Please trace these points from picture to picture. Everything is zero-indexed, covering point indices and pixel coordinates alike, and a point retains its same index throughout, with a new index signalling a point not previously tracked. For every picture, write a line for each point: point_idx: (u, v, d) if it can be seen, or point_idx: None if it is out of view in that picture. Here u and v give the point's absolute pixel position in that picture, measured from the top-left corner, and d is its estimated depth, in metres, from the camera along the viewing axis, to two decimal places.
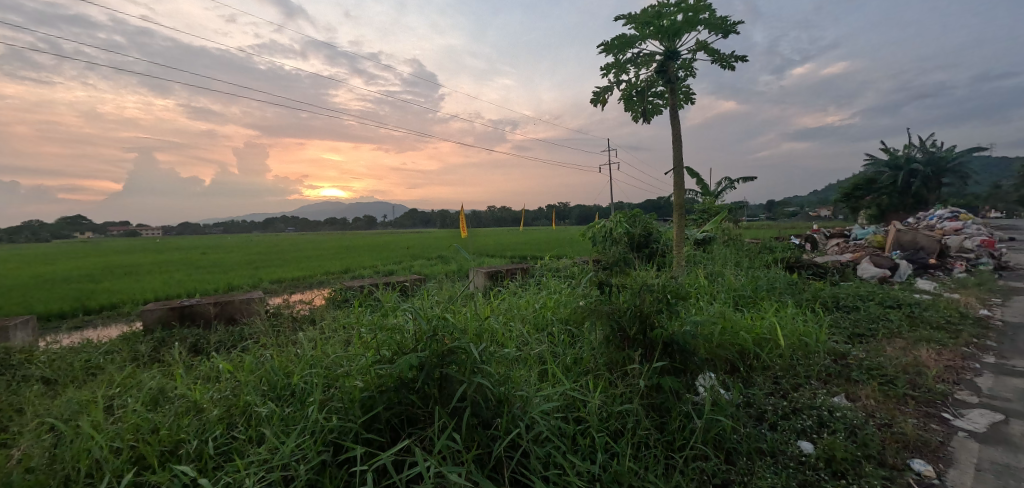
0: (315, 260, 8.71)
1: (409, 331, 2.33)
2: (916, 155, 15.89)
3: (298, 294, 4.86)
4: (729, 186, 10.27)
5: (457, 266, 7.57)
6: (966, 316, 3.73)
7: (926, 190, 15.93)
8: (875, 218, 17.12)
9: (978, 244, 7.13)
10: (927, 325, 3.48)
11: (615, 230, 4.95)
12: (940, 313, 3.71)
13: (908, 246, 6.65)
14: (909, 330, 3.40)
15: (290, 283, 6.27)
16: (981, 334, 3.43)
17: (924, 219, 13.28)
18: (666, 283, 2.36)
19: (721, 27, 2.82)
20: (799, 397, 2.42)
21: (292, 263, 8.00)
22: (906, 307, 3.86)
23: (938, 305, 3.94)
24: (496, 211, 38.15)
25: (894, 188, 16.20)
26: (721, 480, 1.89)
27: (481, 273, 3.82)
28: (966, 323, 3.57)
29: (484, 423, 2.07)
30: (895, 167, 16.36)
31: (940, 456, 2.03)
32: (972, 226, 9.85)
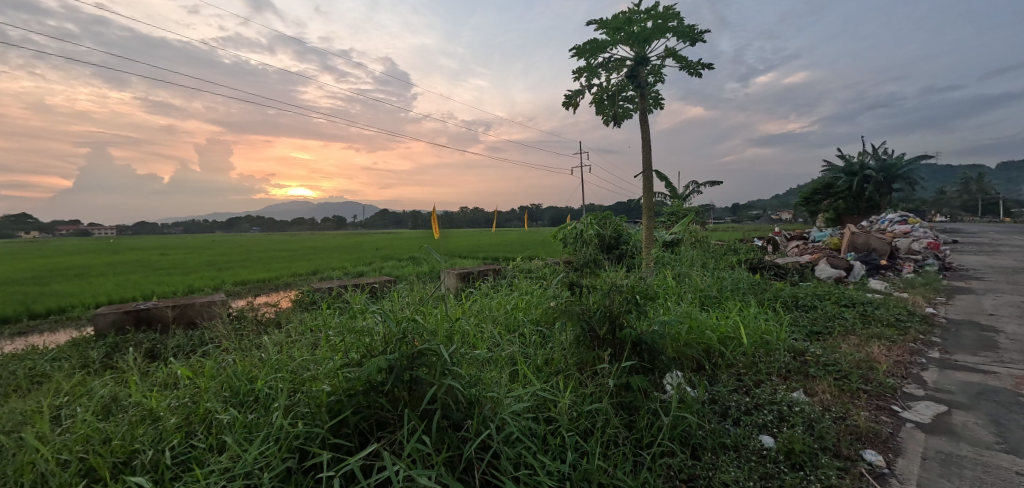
0: (282, 260, 8.47)
1: (378, 333, 2.28)
2: (870, 162, 16.76)
3: (263, 295, 4.69)
4: (696, 189, 10.58)
5: (429, 266, 7.50)
6: (914, 314, 3.96)
7: (879, 195, 16.85)
8: (833, 221, 17.99)
9: (924, 246, 7.60)
10: (878, 323, 3.68)
11: (587, 231, 5.01)
12: (890, 311, 3.92)
13: (861, 247, 7.02)
14: (862, 328, 3.58)
15: (255, 286, 6.06)
16: (927, 330, 3.64)
17: (877, 222, 14.04)
18: (634, 283, 2.41)
19: (689, 35, 2.90)
20: (760, 392, 2.51)
21: (257, 265, 7.72)
22: (860, 306, 4.06)
23: (888, 304, 4.17)
24: (471, 212, 38.11)
25: (849, 193, 17.07)
26: (687, 475, 1.93)
27: (453, 275, 3.79)
28: (914, 320, 3.79)
29: (455, 424, 2.05)
30: (850, 173, 17.18)
31: (890, 446, 2.14)
32: (918, 230, 10.49)
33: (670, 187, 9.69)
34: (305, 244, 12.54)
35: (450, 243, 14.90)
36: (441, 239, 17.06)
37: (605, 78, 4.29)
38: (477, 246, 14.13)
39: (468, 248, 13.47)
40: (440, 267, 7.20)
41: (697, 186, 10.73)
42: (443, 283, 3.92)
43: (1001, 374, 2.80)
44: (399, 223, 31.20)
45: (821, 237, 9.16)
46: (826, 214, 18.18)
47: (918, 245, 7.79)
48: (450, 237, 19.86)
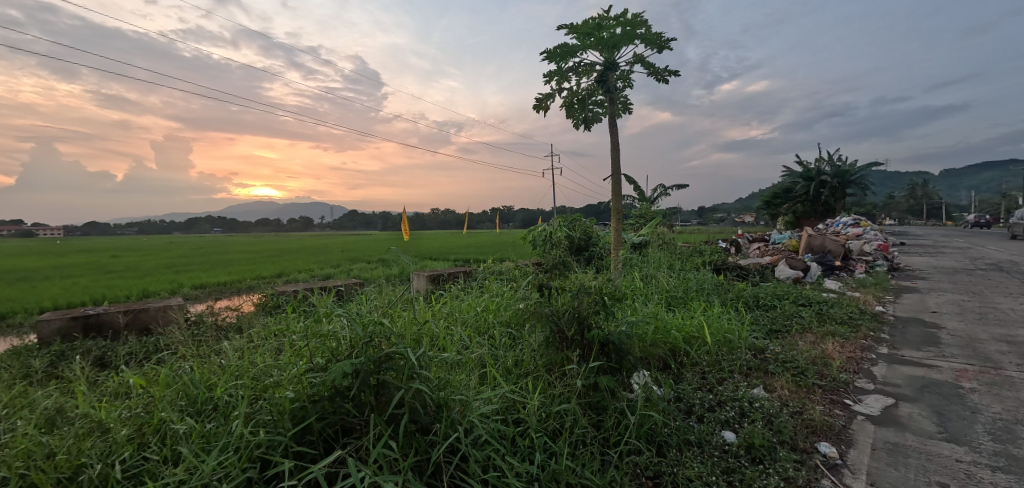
0: (246, 263, 8.20)
1: (344, 337, 2.22)
2: (826, 167, 17.59)
3: (223, 299, 4.51)
4: (663, 193, 10.90)
5: (398, 269, 7.40)
6: (865, 312, 4.18)
7: (834, 199, 17.75)
8: (792, 224, 18.84)
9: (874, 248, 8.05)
10: (832, 321, 3.86)
11: (558, 233, 5.04)
12: (844, 310, 4.13)
13: (817, 249, 7.38)
14: (818, 325, 3.75)
15: (216, 290, 5.83)
16: (877, 327, 3.85)
17: (831, 225, 14.79)
18: (603, 285, 2.44)
19: (656, 42, 2.97)
20: (723, 390, 2.58)
21: (218, 267, 7.41)
22: (816, 305, 4.26)
23: (842, 303, 4.39)
24: (446, 213, 37.90)
25: (807, 197, 17.91)
26: (653, 473, 1.97)
27: (423, 277, 3.74)
28: (865, 318, 4.00)
29: (423, 428, 2.02)
30: (808, 178, 18.01)
31: (842, 438, 2.25)
32: (867, 232, 11.11)
33: (639, 189, 9.89)
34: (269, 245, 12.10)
35: (422, 243, 15.58)
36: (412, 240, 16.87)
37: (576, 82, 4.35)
38: (447, 248, 14.01)
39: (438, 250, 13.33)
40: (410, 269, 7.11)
41: (665, 189, 11.00)
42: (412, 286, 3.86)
43: (943, 368, 2.99)
44: (370, 224, 30.55)
45: (780, 239, 9.58)
46: (786, 217, 19.02)
47: (869, 246, 8.24)
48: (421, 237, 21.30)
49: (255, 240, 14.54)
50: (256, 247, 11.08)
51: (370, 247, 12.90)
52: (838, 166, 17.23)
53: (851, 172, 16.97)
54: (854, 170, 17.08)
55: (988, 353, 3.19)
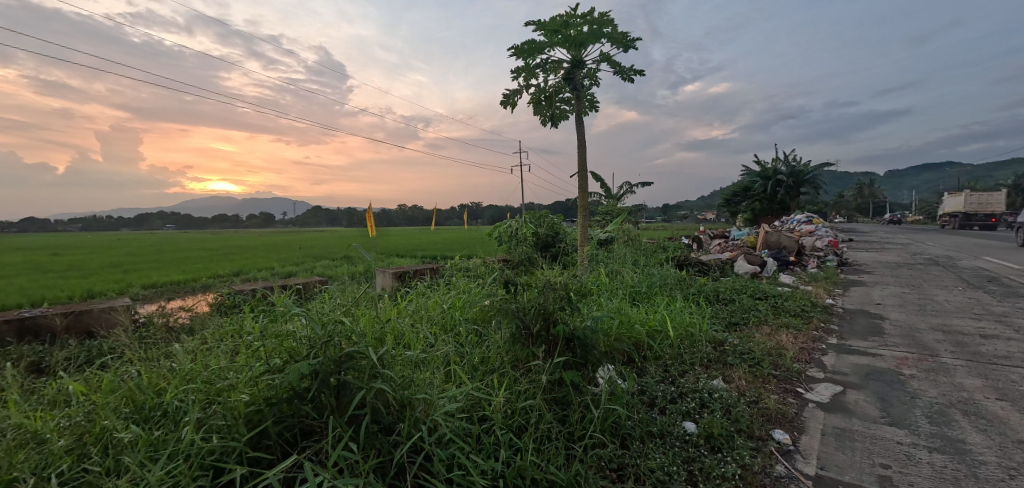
0: (202, 261, 7.83)
1: (302, 336, 2.14)
2: (781, 167, 18.47)
3: (174, 299, 4.28)
4: (628, 190, 11.15)
5: (363, 266, 7.26)
6: (816, 304, 4.41)
7: (789, 197, 18.66)
8: (751, 222, 19.71)
9: (825, 244, 8.51)
10: (787, 313, 4.05)
11: (527, 230, 5.06)
12: (797, 303, 4.34)
13: (773, 245, 7.73)
14: (773, 318, 3.92)
15: (168, 290, 5.56)
16: (827, 319, 4.07)
17: (786, 223, 15.57)
18: (568, 281, 2.46)
19: (621, 41, 3.02)
20: (684, 382, 2.65)
21: (171, 266, 7.03)
22: (771, 298, 4.45)
23: (795, 296, 4.61)
24: (417, 210, 37.43)
25: (764, 195, 18.76)
26: (616, 465, 1.99)
27: (388, 274, 3.67)
28: (816, 310, 4.22)
29: (386, 429, 1.97)
30: (765, 178, 18.84)
31: (795, 425, 2.35)
32: (817, 229, 11.75)
33: (606, 187, 10.07)
34: (226, 242, 11.58)
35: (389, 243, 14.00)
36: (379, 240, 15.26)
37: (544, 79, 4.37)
38: (413, 245, 13.83)
39: (404, 247, 13.13)
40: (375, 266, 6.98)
41: (630, 187, 11.27)
42: (376, 283, 3.78)
43: (885, 356, 3.18)
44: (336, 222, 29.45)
45: (739, 235, 10.00)
46: (744, 215, 19.89)
47: (820, 242, 8.70)
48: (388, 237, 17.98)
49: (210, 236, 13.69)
50: (212, 244, 10.59)
51: (335, 244, 12.57)
52: (793, 167, 18.11)
53: (804, 173, 17.88)
54: (807, 171, 18.01)
55: (925, 342, 3.43)
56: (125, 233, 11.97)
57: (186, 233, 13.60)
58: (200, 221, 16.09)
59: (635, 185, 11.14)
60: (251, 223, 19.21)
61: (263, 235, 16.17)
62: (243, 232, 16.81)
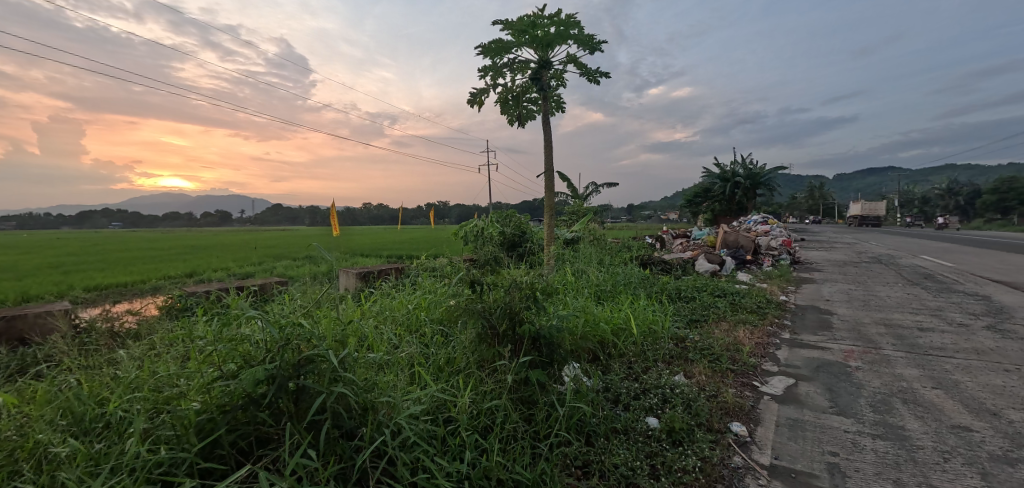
0: (152, 261, 7.41)
1: (257, 339, 2.05)
2: (739, 170, 19.30)
3: (116, 302, 4.01)
4: (594, 190, 11.37)
5: (326, 266, 7.07)
6: (771, 301, 4.62)
7: (746, 199, 19.52)
8: (711, 222, 20.51)
9: (779, 244, 8.95)
10: (744, 310, 4.23)
11: (495, 230, 5.06)
12: (753, 300, 4.53)
13: (732, 244, 8.04)
14: (731, 314, 4.08)
15: (112, 293, 5.23)
16: (781, 314, 4.27)
17: (743, 222, 16.31)
18: (534, 280, 2.47)
19: (588, 43, 3.06)
20: (647, 378, 2.71)
21: (116, 267, 6.58)
22: (729, 296, 4.63)
23: (752, 293, 4.81)
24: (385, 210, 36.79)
25: (723, 196, 19.56)
26: (582, 462, 2.01)
27: (351, 274, 3.59)
28: (770, 307, 4.42)
29: (347, 434, 1.92)
30: (724, 179, 19.57)
31: (751, 417, 2.45)
32: (771, 229, 12.35)
33: (572, 187, 10.18)
34: (176, 241, 10.95)
35: (351, 244, 13.28)
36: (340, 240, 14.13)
37: (512, 78, 4.38)
38: (377, 244, 13.63)
39: (367, 246, 12.81)
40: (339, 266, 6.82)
41: (596, 187, 11.49)
42: (339, 284, 3.69)
43: (834, 349, 3.37)
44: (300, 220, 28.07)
45: (700, 235, 10.37)
46: (705, 215, 20.68)
47: (774, 242, 9.14)
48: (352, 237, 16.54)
49: (159, 235, 12.94)
50: (161, 243, 9.99)
51: (294, 243, 12.11)
52: (750, 169, 18.90)
53: (761, 174, 18.68)
54: (763, 173, 18.83)
55: (869, 335, 3.66)
56: (64, 231, 11.09)
57: (134, 232, 12.83)
58: (149, 220, 15.12)
59: (601, 185, 11.31)
60: (206, 221, 18.21)
61: (219, 234, 15.38)
62: (197, 230, 16.01)
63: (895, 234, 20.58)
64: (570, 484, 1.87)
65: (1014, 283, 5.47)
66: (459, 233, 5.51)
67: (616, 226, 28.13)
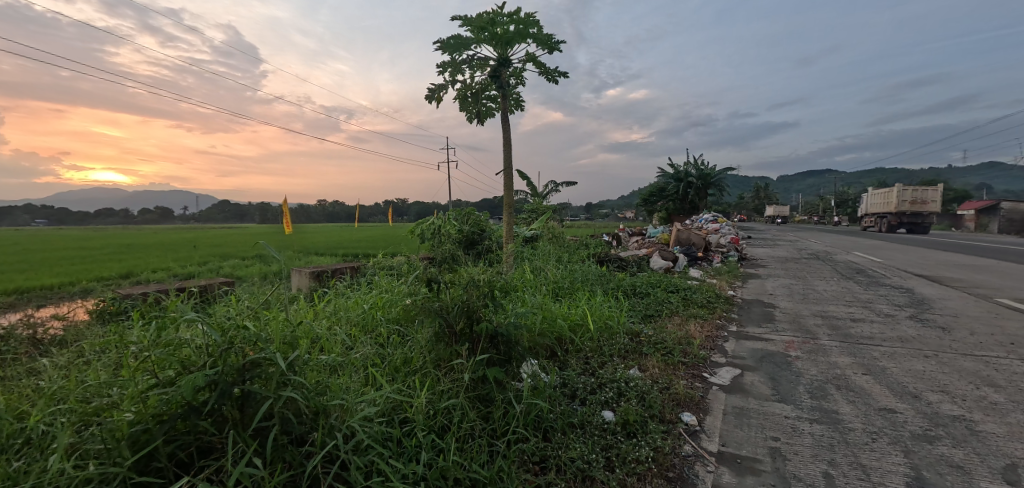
0: (80, 262, 6.85)
1: (197, 343, 1.92)
2: (692, 170, 20.11)
3: (34, 308, 3.68)
4: (554, 189, 11.52)
5: (278, 266, 6.80)
6: (720, 296, 4.85)
7: (699, 198, 20.38)
8: (666, 220, 21.32)
9: (728, 241, 9.41)
10: (695, 304, 4.42)
11: (455, 228, 5.03)
12: (704, 295, 4.74)
13: (684, 242, 8.37)
14: (683, 309, 4.25)
15: (31, 298, 4.79)
16: (728, 308, 4.50)
17: (695, 221, 17.06)
18: (492, 278, 2.47)
19: (546, 43, 3.09)
20: (603, 373, 2.78)
21: (37, 268, 6.02)
22: (681, 291, 4.82)
23: (703, 289, 5.03)
24: (345, 207, 35.77)
25: (677, 196, 20.32)
26: (539, 458, 2.03)
27: (304, 273, 3.48)
28: (719, 301, 4.64)
29: (297, 439, 1.84)
30: (677, 179, 20.33)
31: (701, 407, 2.56)
32: (721, 227, 12.95)
33: (532, 185, 10.25)
34: (108, 240, 10.14)
35: (303, 241, 12.88)
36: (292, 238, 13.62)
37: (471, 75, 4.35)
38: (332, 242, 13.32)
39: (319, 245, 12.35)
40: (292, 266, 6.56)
41: (555, 186, 11.64)
42: (291, 284, 3.57)
43: (776, 340, 3.58)
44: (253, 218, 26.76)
45: (655, 232, 10.75)
46: (661, 214, 21.46)
47: (724, 239, 9.60)
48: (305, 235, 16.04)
49: (89, 233, 11.96)
50: (90, 242, 9.23)
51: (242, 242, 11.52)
52: (702, 170, 19.73)
53: (711, 175, 19.53)
54: (714, 173, 19.71)
55: (808, 326, 3.91)
56: None
57: (59, 229, 11.79)
58: (79, 217, 13.97)
59: (560, 183, 11.44)
60: (144, 217, 16.94)
61: (159, 232, 14.39)
62: (134, 228, 14.93)
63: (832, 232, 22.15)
64: (527, 479, 1.88)
65: (932, 276, 6.04)
66: (419, 231, 5.44)
67: (577, 225, 28.61)
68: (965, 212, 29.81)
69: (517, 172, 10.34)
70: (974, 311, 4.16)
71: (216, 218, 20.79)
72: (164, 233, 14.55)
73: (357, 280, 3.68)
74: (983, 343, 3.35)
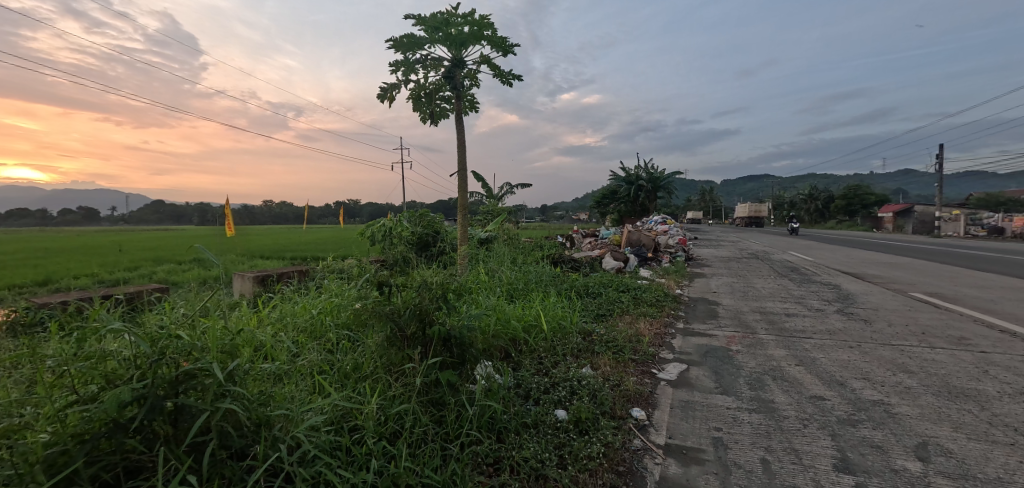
0: None
1: (123, 355, 1.75)
2: (643, 174, 20.90)
3: None
4: (509, 191, 11.58)
5: (217, 271, 6.41)
6: (668, 294, 5.07)
7: (649, 201, 21.20)
8: (618, 222, 22.04)
9: (676, 242, 9.87)
10: (644, 303, 4.60)
11: (408, 230, 4.96)
12: (653, 294, 4.94)
13: (635, 243, 8.66)
14: (633, 308, 4.41)
15: None
16: (676, 306, 4.71)
17: (646, 222, 17.73)
18: (446, 281, 2.48)
19: (501, 46, 3.10)
20: (556, 372, 2.85)
21: None
22: (632, 291, 5.00)
23: (652, 288, 5.24)
24: (296, 208, 34.28)
25: (628, 198, 21.06)
26: (493, 459, 2.04)
27: (248, 278, 3.34)
28: (667, 300, 4.85)
29: (237, 454, 1.75)
30: (629, 182, 20.97)
31: (649, 402, 2.67)
32: (669, 229, 13.54)
33: (488, 187, 10.24)
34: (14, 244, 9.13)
35: (242, 244, 12.23)
36: (231, 240, 12.90)
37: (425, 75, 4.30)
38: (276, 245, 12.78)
39: (260, 248, 11.69)
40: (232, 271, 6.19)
41: (511, 187, 11.71)
42: (233, 289, 3.40)
43: (719, 335, 3.80)
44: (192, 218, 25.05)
45: (607, 233, 11.07)
46: (613, 215, 22.17)
47: (672, 240, 10.05)
48: (247, 237, 15.21)
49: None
50: None
51: (174, 245, 10.75)
52: (651, 173, 20.47)
53: (660, 178, 20.30)
54: (662, 176, 20.51)
55: (747, 321, 4.17)
56: None
57: None
58: None
59: (513, 186, 11.46)
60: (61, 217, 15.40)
61: (82, 234, 13.08)
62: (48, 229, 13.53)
63: (770, 233, 23.70)
64: (480, 481, 1.88)
65: (856, 273, 6.59)
66: (370, 233, 5.30)
67: (535, 226, 28.83)
68: (888, 213, 32.77)
69: (471, 174, 10.28)
70: (890, 304, 4.59)
71: (149, 217, 19.09)
72: (86, 237, 13.21)
73: (306, 285, 3.56)
74: (899, 333, 3.70)
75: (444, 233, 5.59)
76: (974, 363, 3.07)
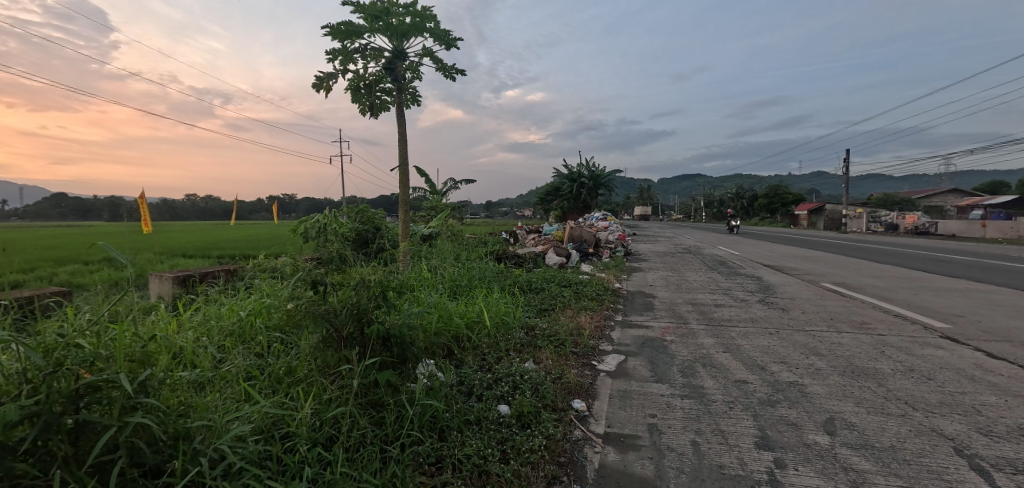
0: None
1: (9, 369, 1.55)
2: (585, 171, 21.53)
3: None
4: (453, 187, 11.48)
5: (127, 272, 5.83)
6: (607, 288, 5.29)
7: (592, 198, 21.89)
8: (563, 218, 22.57)
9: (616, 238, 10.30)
10: (585, 297, 4.78)
11: (347, 227, 4.80)
12: (593, 288, 5.13)
13: (578, 238, 8.91)
14: (575, 302, 4.57)
15: None
16: (615, 300, 4.92)
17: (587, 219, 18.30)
18: (385, 278, 2.44)
19: (444, 40, 3.08)
20: (499, 367, 2.90)
21: None
22: (573, 285, 5.16)
23: (593, 282, 5.44)
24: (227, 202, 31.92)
25: (571, 195, 21.62)
26: (435, 458, 2.04)
27: (167, 278, 3.10)
28: (607, 293, 5.06)
29: (151, 471, 1.61)
30: (572, 180, 21.51)
31: (588, 393, 2.79)
32: (608, 225, 14.08)
33: (432, 182, 10.10)
34: None
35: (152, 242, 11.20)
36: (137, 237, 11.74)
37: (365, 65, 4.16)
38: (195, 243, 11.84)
39: (174, 246, 10.71)
40: (144, 272, 5.66)
41: (455, 182, 11.63)
42: (149, 291, 3.15)
43: (655, 326, 4.02)
44: None
45: (551, 229, 11.32)
46: (557, 212, 22.68)
47: (613, 236, 10.46)
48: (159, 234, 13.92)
49: None
50: None
51: (66, 244, 9.57)
52: (594, 171, 21.13)
53: (602, 176, 21.01)
54: (604, 174, 21.23)
55: (681, 312, 4.45)
56: None
57: None
58: None
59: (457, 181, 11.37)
60: None
61: None
62: None
63: (702, 229, 25.31)
64: (422, 482, 1.86)
65: (777, 265, 7.22)
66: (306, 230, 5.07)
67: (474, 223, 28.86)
68: (803, 211, 36.16)
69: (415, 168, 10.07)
70: (805, 293, 5.08)
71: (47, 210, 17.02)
72: None
73: (233, 286, 3.37)
74: (812, 319, 4.12)
75: (385, 229, 5.48)
76: (873, 344, 3.48)
